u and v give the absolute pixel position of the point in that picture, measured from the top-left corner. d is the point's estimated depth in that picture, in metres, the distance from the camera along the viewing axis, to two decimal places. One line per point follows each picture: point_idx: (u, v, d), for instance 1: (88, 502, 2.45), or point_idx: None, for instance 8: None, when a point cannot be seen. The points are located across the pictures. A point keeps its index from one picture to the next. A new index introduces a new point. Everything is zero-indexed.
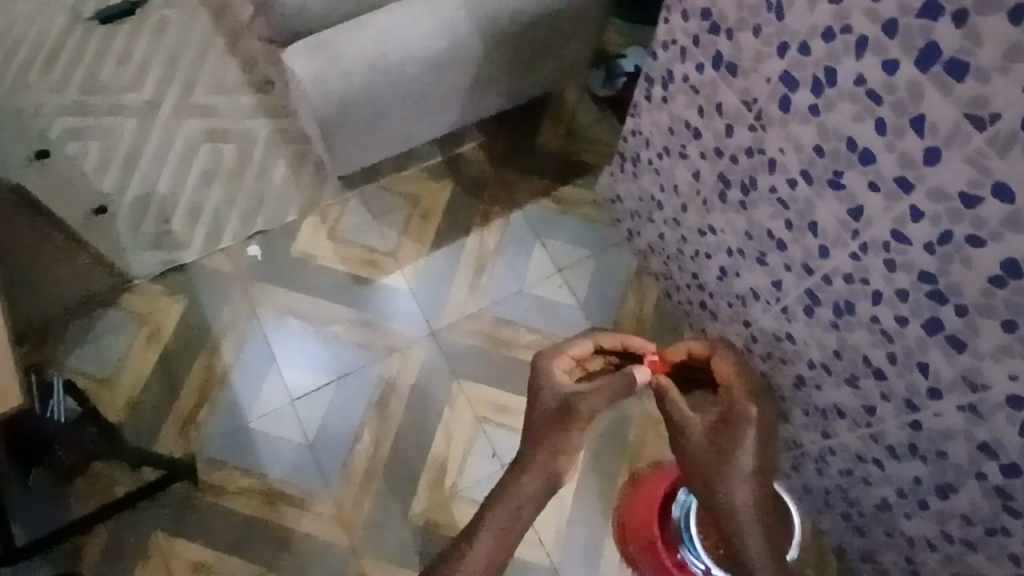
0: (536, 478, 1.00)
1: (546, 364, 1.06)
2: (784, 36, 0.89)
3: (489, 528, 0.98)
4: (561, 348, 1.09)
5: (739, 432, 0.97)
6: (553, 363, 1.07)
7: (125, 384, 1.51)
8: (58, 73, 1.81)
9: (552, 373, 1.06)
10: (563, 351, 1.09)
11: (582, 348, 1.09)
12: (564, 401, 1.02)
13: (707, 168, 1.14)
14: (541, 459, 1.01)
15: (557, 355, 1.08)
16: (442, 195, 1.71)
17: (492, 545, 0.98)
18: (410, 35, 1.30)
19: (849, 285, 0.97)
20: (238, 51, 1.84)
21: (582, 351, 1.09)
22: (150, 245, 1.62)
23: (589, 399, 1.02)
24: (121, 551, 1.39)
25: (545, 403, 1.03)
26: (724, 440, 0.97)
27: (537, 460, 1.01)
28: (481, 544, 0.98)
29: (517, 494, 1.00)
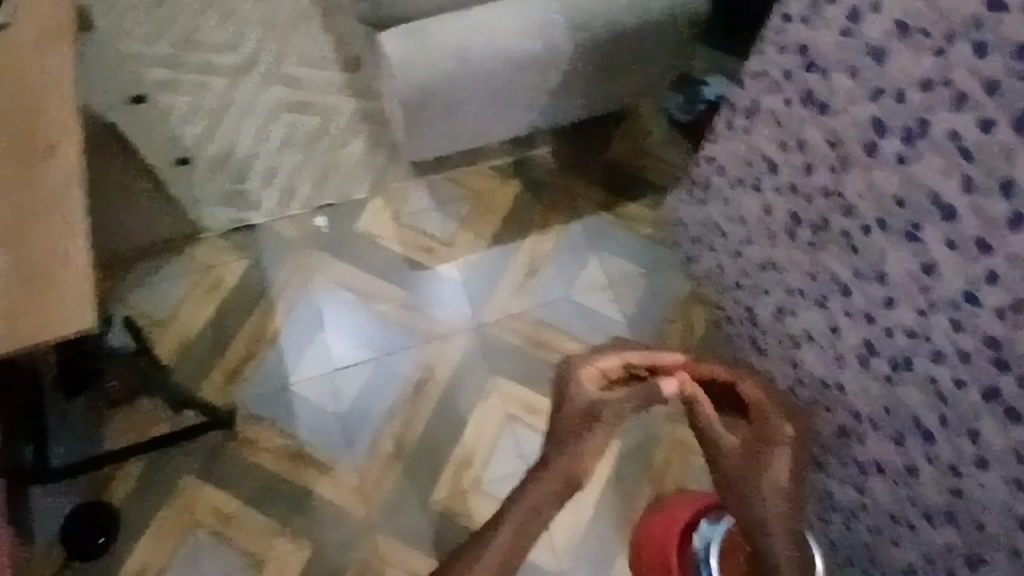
0: (556, 479, 0.88)
1: (571, 373, 0.95)
2: (881, 81, 0.88)
3: (504, 529, 0.82)
4: (587, 361, 0.97)
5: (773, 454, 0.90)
6: (580, 372, 0.96)
7: (179, 328, 1.57)
8: (159, 24, 1.89)
9: (580, 384, 0.94)
10: (592, 363, 0.96)
11: (613, 364, 0.97)
12: (591, 409, 0.92)
13: (780, 203, 1.13)
14: (563, 459, 0.89)
15: (585, 366, 0.96)
16: (506, 194, 1.73)
17: (505, 549, 0.81)
18: (504, 33, 1.33)
19: (911, 340, 0.96)
20: (331, 27, 1.90)
21: (612, 366, 0.97)
22: (222, 201, 1.68)
23: (615, 408, 0.93)
24: (149, 489, 1.45)
25: (569, 411, 0.93)
26: (758, 458, 0.90)
27: (560, 459, 0.89)
28: (491, 550, 0.80)
29: (536, 501, 0.85)
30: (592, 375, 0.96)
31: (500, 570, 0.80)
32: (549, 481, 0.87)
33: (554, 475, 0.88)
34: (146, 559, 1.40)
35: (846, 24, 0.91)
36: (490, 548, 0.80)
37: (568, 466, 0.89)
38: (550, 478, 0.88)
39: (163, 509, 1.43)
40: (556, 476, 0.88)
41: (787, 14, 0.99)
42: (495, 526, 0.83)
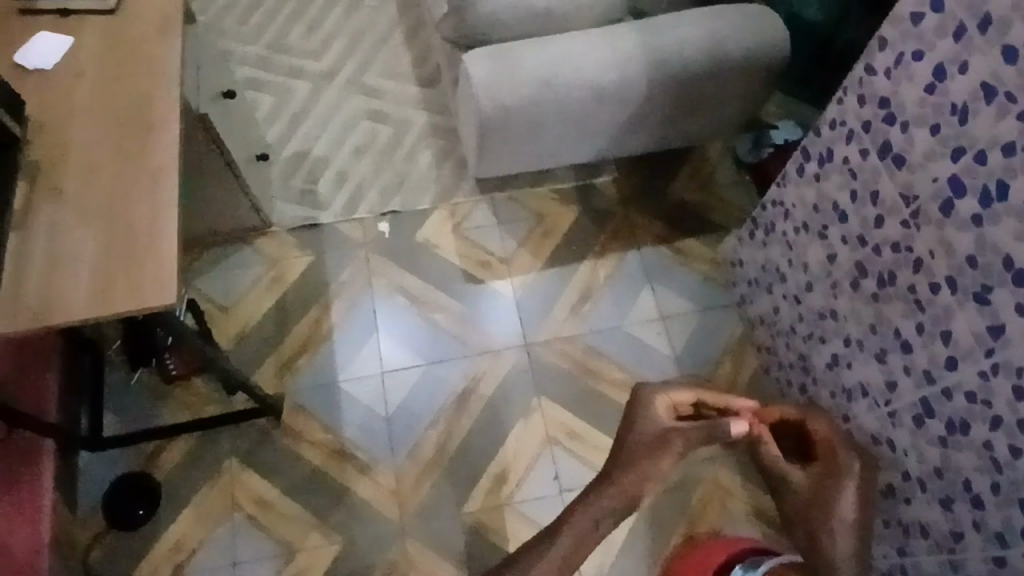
0: (623, 494, 0.88)
1: (645, 399, 1.01)
2: (962, 140, 0.88)
3: (565, 533, 0.83)
4: (661, 391, 1.02)
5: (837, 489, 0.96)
6: (656, 402, 1.01)
7: (241, 315, 1.63)
8: (254, 28, 1.99)
9: (653, 410, 0.99)
10: (665, 393, 1.02)
11: (685, 397, 1.03)
12: (664, 434, 0.95)
13: (846, 253, 1.13)
14: (632, 476, 0.90)
15: (661, 397, 1.02)
16: (567, 218, 1.76)
17: (569, 547, 0.82)
18: (585, 63, 1.37)
19: (970, 403, 0.94)
20: (414, 44, 1.98)
21: (685, 399, 1.03)
22: (294, 198, 1.75)
23: (686, 434, 0.96)
24: (194, 466, 1.49)
25: (641, 433, 0.95)
26: (823, 494, 0.95)
27: (629, 475, 0.90)
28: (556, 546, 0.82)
29: (599, 512, 0.86)
30: (665, 404, 1.01)
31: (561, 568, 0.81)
32: (616, 494, 0.87)
33: (622, 489, 0.88)
34: (183, 535, 1.43)
35: (931, 80, 0.91)
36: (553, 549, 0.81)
37: (637, 484, 0.89)
38: (617, 490, 0.88)
39: (204, 488, 1.47)
40: (623, 490, 0.88)
41: (871, 66, 1.00)
42: (557, 529, 0.84)
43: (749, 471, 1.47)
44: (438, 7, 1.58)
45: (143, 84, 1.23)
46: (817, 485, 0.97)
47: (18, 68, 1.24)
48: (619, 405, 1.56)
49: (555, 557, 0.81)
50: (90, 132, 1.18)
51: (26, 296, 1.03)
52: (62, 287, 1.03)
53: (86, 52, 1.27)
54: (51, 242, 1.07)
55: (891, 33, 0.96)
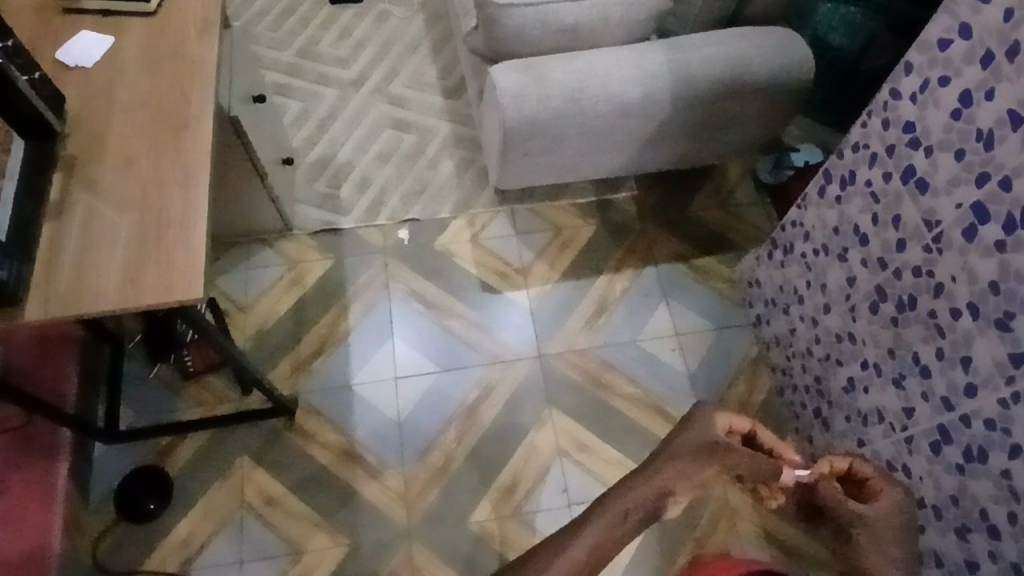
0: (645, 503, 0.57)
1: (696, 412, 0.64)
2: (988, 166, 0.89)
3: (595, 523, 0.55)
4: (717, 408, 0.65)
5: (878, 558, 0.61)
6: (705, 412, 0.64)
7: (259, 314, 1.65)
8: (285, 36, 2.03)
9: (704, 424, 0.63)
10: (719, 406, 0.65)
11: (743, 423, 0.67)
12: (714, 448, 0.62)
13: (865, 276, 1.13)
14: (671, 471, 0.59)
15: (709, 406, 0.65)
16: (585, 232, 1.77)
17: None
18: (611, 78, 1.38)
19: (988, 431, 0.94)
20: (441, 55, 2.01)
21: (741, 424, 0.66)
22: (316, 202, 1.77)
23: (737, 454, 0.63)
24: (206, 463, 1.51)
25: (686, 440, 0.61)
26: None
27: (668, 472, 0.59)
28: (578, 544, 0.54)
29: (614, 524, 0.55)
30: (723, 425, 0.64)
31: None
32: (633, 505, 0.56)
33: (642, 496, 0.57)
34: (192, 530, 1.44)
35: (957, 106, 0.91)
36: (577, 542, 0.54)
37: (674, 487, 0.58)
38: (633, 503, 0.57)
39: (215, 485, 1.48)
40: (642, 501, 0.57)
41: (897, 91, 1.00)
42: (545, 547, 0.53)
43: None
44: (467, 19, 1.61)
45: (178, 84, 1.26)
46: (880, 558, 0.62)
47: (59, 64, 1.27)
48: (632, 420, 1.55)
49: (575, 559, 0.53)
50: (124, 129, 1.20)
51: (58, 286, 1.05)
52: (92, 278, 1.05)
53: (125, 51, 1.30)
54: (83, 234, 1.09)
55: (919, 59, 0.96)
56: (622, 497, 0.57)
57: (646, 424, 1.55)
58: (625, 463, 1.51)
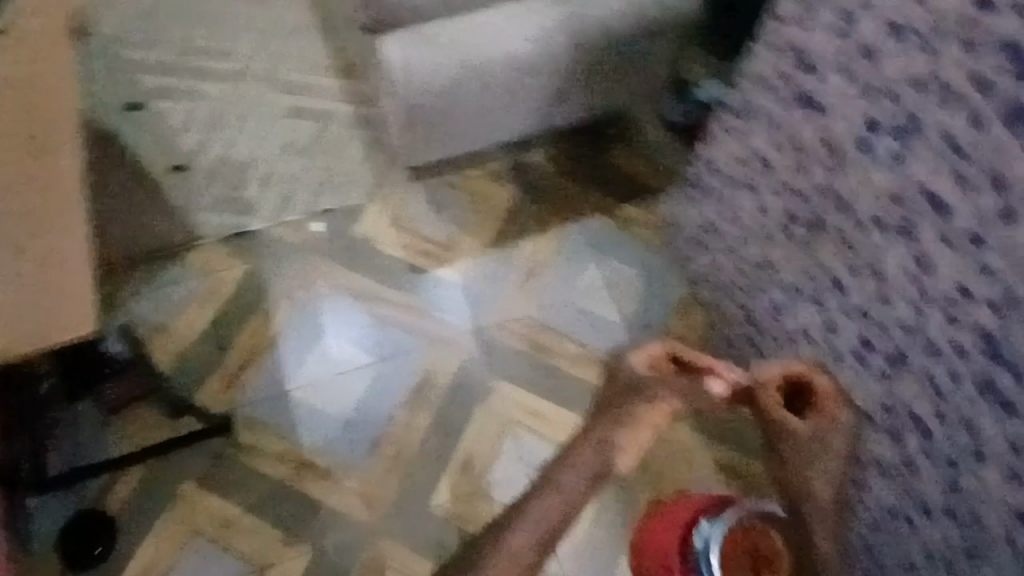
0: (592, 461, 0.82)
1: (621, 361, 0.86)
2: (875, 81, 0.91)
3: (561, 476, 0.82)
4: (638, 352, 0.87)
5: (812, 465, 0.81)
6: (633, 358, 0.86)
7: (178, 333, 1.57)
8: (157, 33, 1.90)
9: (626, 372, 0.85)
10: (638, 350, 0.87)
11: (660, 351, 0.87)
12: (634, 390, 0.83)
13: (775, 203, 1.15)
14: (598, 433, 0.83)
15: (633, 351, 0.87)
16: (504, 197, 1.74)
17: (548, 529, 0.80)
18: (503, 39, 1.35)
19: (907, 335, 0.97)
20: (328, 33, 1.92)
21: (658, 352, 0.86)
22: (220, 207, 1.69)
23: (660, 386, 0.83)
24: (149, 496, 1.44)
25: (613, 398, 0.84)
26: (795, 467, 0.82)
27: (600, 431, 0.83)
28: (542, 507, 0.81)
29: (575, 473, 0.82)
30: (645, 363, 0.85)
31: (517, 557, 0.78)
32: (579, 465, 0.82)
33: (587, 458, 0.82)
34: (151, 561, 1.40)
35: (842, 25, 0.93)
36: (556, 489, 0.81)
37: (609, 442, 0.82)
38: (589, 459, 0.82)
39: (162, 516, 1.42)
40: (592, 457, 0.82)
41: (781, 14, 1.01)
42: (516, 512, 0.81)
43: (707, 427, 1.49)
44: None
45: None
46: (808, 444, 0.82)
47: None
48: (576, 378, 1.56)
49: (554, 502, 0.81)
50: None
51: None
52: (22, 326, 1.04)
53: None
54: None
55: None
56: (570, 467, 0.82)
57: (591, 381, 1.56)
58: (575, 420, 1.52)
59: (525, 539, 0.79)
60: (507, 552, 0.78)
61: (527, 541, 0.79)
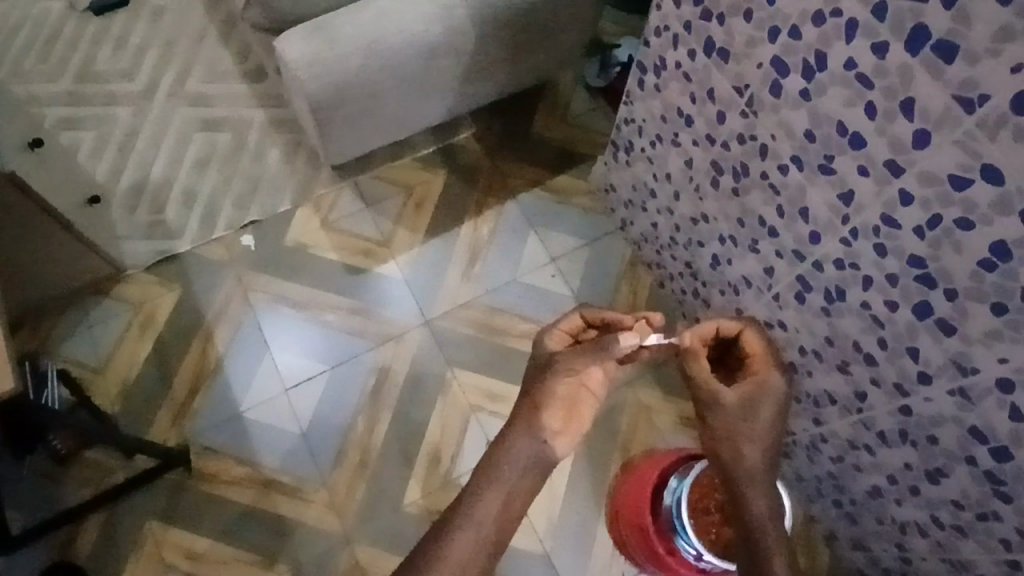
0: (530, 447, 0.78)
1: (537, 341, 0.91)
2: (776, 20, 0.89)
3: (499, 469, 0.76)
4: (553, 330, 0.92)
5: (741, 428, 0.86)
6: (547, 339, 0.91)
7: (118, 371, 1.51)
8: (50, 63, 1.80)
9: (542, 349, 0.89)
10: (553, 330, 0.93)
11: (574, 323, 0.92)
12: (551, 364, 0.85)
13: (700, 156, 1.14)
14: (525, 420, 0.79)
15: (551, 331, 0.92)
16: (436, 185, 1.71)
17: (494, 530, 0.74)
18: (407, 21, 1.30)
19: (841, 270, 0.98)
20: (231, 39, 1.84)
21: (573, 324, 0.92)
22: (144, 234, 1.62)
23: (574, 355, 0.85)
24: (114, 542, 1.39)
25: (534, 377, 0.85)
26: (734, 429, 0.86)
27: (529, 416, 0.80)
28: (483, 506, 0.75)
29: (515, 463, 0.77)
30: (559, 340, 0.90)
31: (466, 567, 0.72)
32: (517, 455, 0.77)
33: (525, 446, 0.77)
34: None
35: None
36: (495, 482, 0.76)
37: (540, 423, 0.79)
38: (525, 445, 0.78)
39: (131, 560, 1.38)
40: (529, 445, 0.78)
41: None
42: (455, 518, 0.74)
43: (669, 385, 1.50)
44: None
45: None
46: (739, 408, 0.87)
47: None
48: None
49: (493, 497, 0.75)
50: None
51: None
52: None
53: None
54: None
55: None
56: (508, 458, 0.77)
57: None
58: None
59: (464, 541, 0.73)
60: (454, 564, 0.72)
61: (472, 546, 0.73)
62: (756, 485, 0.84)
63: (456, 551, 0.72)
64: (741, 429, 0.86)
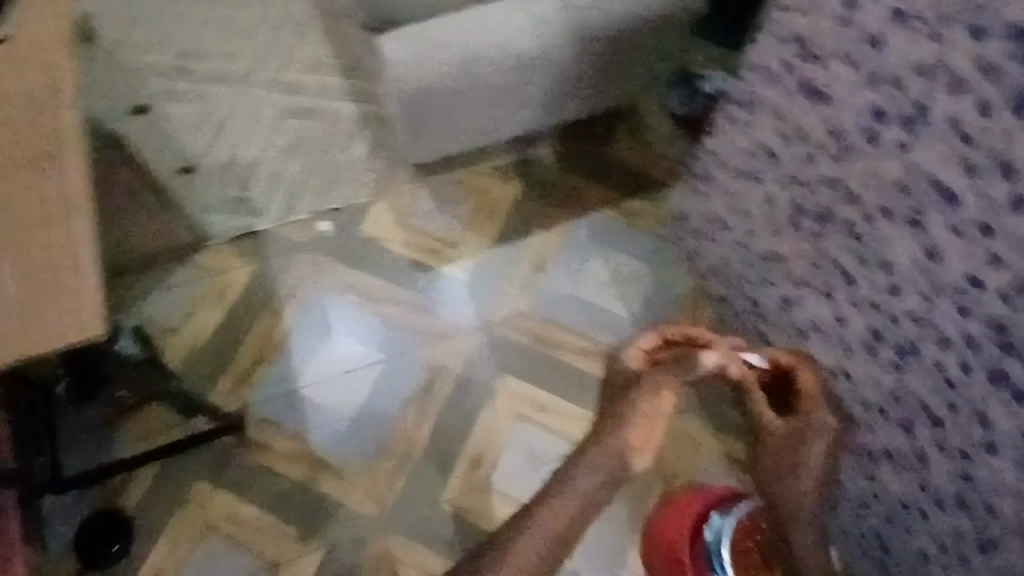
0: (603, 468, 0.77)
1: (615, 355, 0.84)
2: (880, 69, 0.89)
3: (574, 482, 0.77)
4: (631, 344, 0.83)
5: (794, 463, 0.80)
6: (623, 354, 0.83)
7: (188, 335, 1.58)
8: (160, 37, 1.90)
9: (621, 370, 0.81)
10: (630, 344, 0.84)
11: (654, 340, 0.83)
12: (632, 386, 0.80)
13: (782, 195, 1.14)
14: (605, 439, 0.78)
15: (627, 346, 0.83)
16: (509, 194, 1.74)
17: (563, 530, 0.77)
18: (503, 32, 1.33)
19: (917, 327, 0.96)
20: (330, 32, 1.92)
21: (651, 343, 0.83)
22: (228, 208, 1.69)
23: (658, 377, 0.79)
24: (161, 497, 1.45)
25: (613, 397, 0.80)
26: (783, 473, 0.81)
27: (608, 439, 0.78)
28: (552, 514, 0.76)
29: (591, 479, 0.77)
30: (637, 356, 0.82)
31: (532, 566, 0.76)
32: (589, 474, 0.77)
33: (598, 466, 0.77)
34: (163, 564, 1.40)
35: (843, 12, 0.91)
36: (570, 493, 0.77)
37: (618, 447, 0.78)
38: (602, 465, 0.77)
39: (177, 516, 1.44)
40: (604, 465, 0.77)
41: (784, 5, 0.99)
42: (525, 520, 0.77)
43: (717, 421, 1.49)
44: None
45: None
46: (796, 448, 0.80)
47: None
48: (584, 373, 1.56)
49: (564, 508, 0.76)
50: None
51: None
52: None
53: None
54: None
55: None
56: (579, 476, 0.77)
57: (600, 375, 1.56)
58: (584, 415, 1.52)
59: (530, 543, 0.75)
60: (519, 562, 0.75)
61: (534, 554, 0.75)
62: (803, 522, 0.82)
63: (521, 556, 0.75)
64: (795, 464, 0.80)
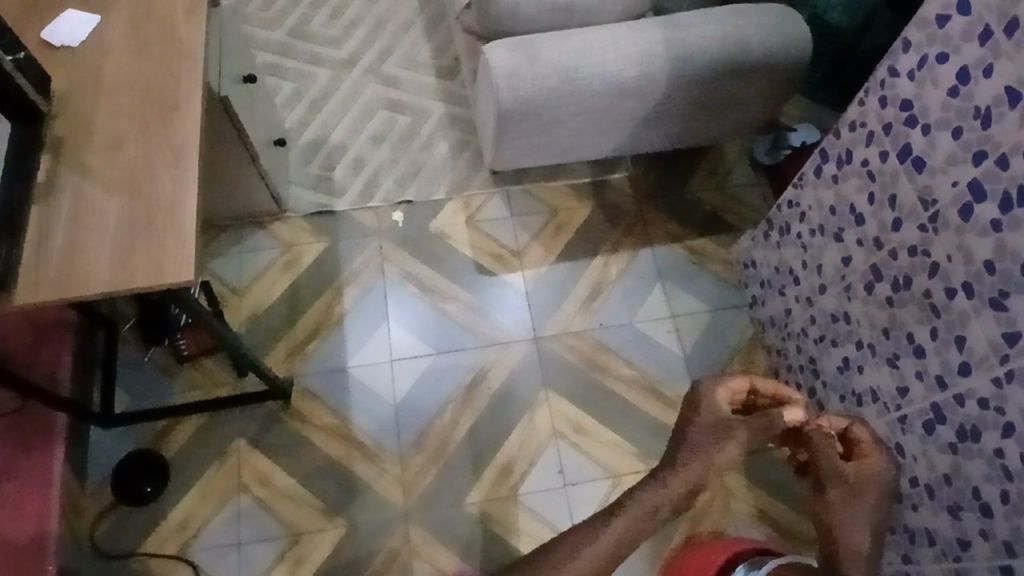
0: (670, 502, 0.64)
1: (700, 389, 0.71)
2: (985, 145, 0.88)
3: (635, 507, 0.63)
4: (717, 380, 0.72)
5: (858, 504, 0.68)
6: (713, 392, 0.71)
7: (253, 298, 1.64)
8: (276, 15, 2.00)
9: (712, 404, 0.70)
10: (719, 379, 0.72)
11: (744, 386, 0.72)
12: (733, 421, 0.69)
13: (861, 256, 1.13)
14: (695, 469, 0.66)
15: (716, 381, 0.72)
16: (580, 214, 1.76)
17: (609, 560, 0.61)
18: (606, 57, 1.37)
19: (982, 410, 0.93)
20: (435, 34, 1.98)
21: (743, 387, 0.72)
22: (311, 185, 1.76)
23: (752, 423, 0.69)
24: (202, 448, 1.50)
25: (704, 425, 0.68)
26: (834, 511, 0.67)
27: (694, 466, 0.65)
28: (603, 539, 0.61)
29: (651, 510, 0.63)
30: (725, 399, 0.71)
31: None
32: (663, 500, 0.63)
33: (675, 492, 0.64)
34: (189, 513, 1.44)
35: (955, 83, 0.91)
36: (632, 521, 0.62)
37: (700, 478, 0.65)
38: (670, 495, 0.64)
39: (213, 468, 1.48)
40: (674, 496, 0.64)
41: (895, 69, 0.99)
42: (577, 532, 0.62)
43: (753, 473, 1.47)
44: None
45: (166, 65, 1.24)
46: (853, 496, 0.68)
47: (45, 44, 1.26)
48: (626, 401, 1.56)
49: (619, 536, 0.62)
50: (112, 110, 1.20)
51: (47, 273, 1.05)
52: (82, 263, 1.05)
53: (111, 31, 1.28)
54: (72, 219, 1.09)
55: (916, 36, 0.95)
56: (648, 495, 0.64)
57: (642, 407, 1.55)
58: (620, 444, 1.52)
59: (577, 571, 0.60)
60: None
61: None
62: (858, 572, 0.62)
63: None
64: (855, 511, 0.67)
